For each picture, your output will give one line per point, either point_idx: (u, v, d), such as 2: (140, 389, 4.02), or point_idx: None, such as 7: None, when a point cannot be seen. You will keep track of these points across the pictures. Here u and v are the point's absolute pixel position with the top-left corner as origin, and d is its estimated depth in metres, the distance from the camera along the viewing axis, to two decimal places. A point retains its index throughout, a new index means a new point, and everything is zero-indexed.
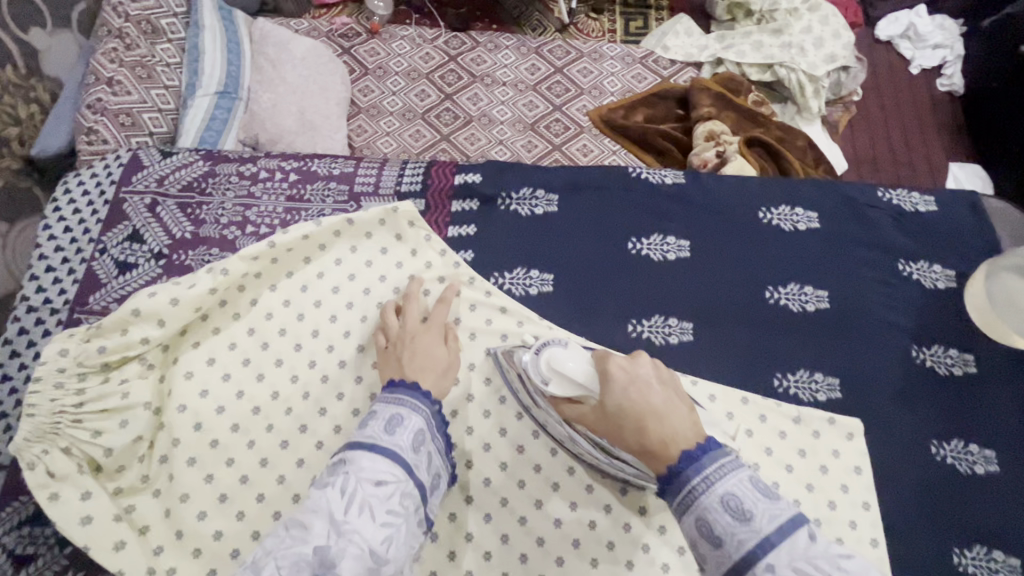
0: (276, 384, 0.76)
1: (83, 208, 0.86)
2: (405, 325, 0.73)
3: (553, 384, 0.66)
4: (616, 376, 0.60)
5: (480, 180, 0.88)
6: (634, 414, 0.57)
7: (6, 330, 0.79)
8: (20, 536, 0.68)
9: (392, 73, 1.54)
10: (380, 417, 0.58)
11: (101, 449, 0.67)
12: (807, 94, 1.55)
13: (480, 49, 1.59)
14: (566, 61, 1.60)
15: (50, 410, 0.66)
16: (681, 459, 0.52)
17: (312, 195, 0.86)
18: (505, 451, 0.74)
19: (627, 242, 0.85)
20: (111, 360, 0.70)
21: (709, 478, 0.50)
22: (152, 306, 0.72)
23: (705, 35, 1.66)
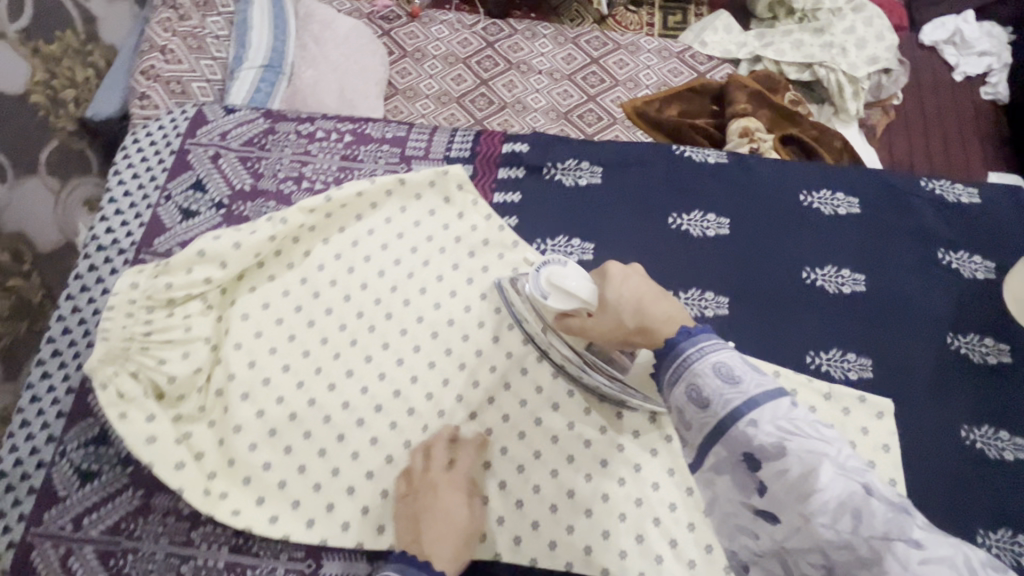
0: (326, 330, 0.80)
1: (150, 156, 0.90)
2: (431, 473, 0.72)
3: (553, 299, 0.70)
4: (615, 275, 0.65)
5: (527, 149, 0.90)
6: (635, 300, 0.63)
7: (78, 266, 0.83)
8: (86, 454, 0.73)
9: (430, 56, 1.57)
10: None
11: (165, 376, 0.71)
12: (846, 95, 1.54)
13: (518, 36, 1.61)
14: (603, 51, 1.60)
15: (121, 336, 0.70)
16: (679, 333, 0.56)
17: (365, 156, 0.90)
18: (541, 407, 0.78)
19: (667, 217, 0.87)
20: (176, 296, 0.74)
21: (704, 347, 0.52)
22: (217, 248, 0.76)
23: (744, 33, 1.65)
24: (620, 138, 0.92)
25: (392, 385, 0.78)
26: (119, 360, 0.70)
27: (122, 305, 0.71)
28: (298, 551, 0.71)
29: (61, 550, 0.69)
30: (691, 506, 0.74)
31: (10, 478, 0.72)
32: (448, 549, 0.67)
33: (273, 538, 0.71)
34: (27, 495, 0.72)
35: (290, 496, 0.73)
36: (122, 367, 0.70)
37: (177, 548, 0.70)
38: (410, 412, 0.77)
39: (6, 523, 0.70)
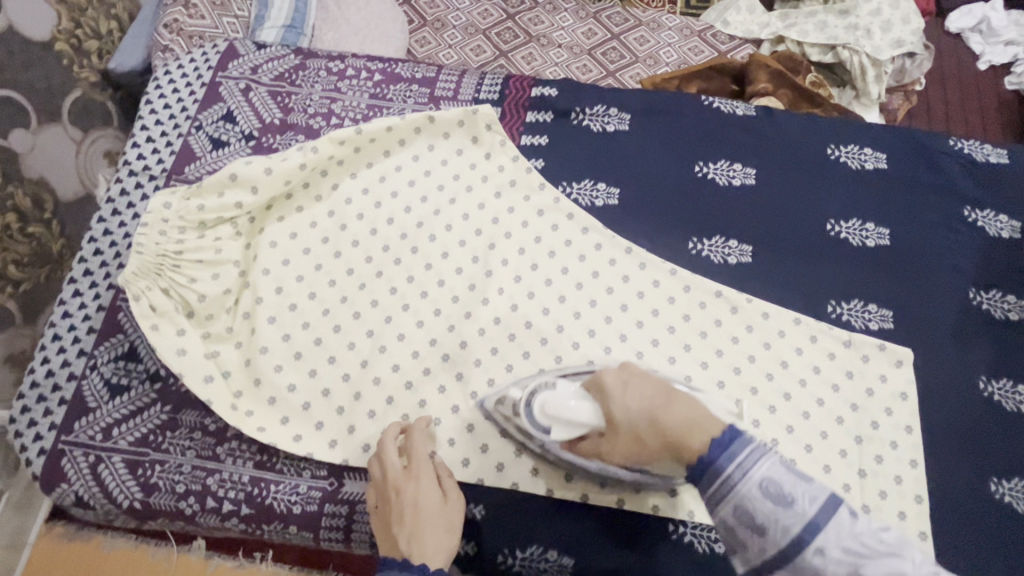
0: (352, 261, 0.80)
1: (182, 87, 0.91)
2: (389, 475, 0.66)
3: (555, 428, 0.64)
4: (613, 388, 0.60)
5: (555, 94, 0.90)
6: (647, 418, 0.57)
7: (110, 190, 0.85)
8: (116, 368, 0.75)
9: (450, 27, 1.59)
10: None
11: (196, 294, 0.73)
12: (868, 78, 1.52)
13: (539, 9, 1.62)
14: (624, 28, 1.60)
15: (155, 252, 0.72)
16: (711, 451, 0.53)
17: (394, 95, 0.90)
18: (562, 346, 0.78)
19: (694, 164, 0.87)
20: (207, 219, 0.75)
21: (743, 465, 0.51)
22: (248, 173, 0.77)
23: (768, 13, 1.64)
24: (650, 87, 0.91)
25: (415, 316, 0.79)
26: (151, 275, 0.71)
27: (156, 223, 0.72)
28: (320, 470, 0.72)
29: (92, 457, 0.71)
30: None
31: (42, 389, 0.74)
32: (432, 541, 0.61)
33: (295, 456, 0.72)
34: (57, 406, 0.73)
35: (314, 418, 0.73)
36: (155, 283, 0.71)
37: (204, 459, 0.71)
38: (432, 343, 0.78)
39: (37, 432, 0.72)
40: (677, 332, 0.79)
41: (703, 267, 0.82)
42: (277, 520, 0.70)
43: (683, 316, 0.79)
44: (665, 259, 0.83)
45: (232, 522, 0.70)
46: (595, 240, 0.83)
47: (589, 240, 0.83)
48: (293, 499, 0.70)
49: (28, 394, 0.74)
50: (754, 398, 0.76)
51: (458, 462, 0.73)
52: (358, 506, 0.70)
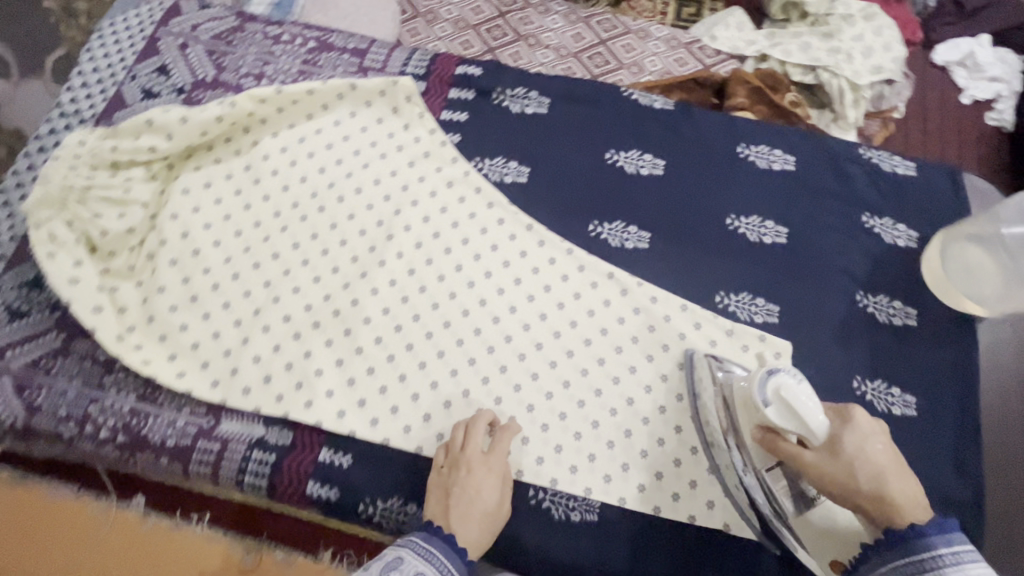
0: (260, 215, 0.83)
1: (123, 39, 0.94)
2: (467, 454, 0.70)
3: (777, 410, 0.60)
4: (862, 424, 0.59)
5: (480, 74, 0.93)
6: (881, 469, 0.57)
7: (40, 129, 0.88)
8: (19, 294, 0.78)
9: (442, 19, 1.66)
10: (387, 562, 0.61)
11: (99, 229, 0.76)
12: (846, 102, 1.54)
13: (530, 10, 1.68)
14: (612, 34, 1.63)
15: (62, 184, 0.75)
16: (930, 522, 0.55)
17: (325, 63, 0.93)
18: (451, 311, 0.80)
19: (606, 151, 0.90)
20: (120, 160, 0.79)
21: (958, 554, 0.54)
22: (164, 119, 0.80)
23: (755, 31, 1.66)
24: (573, 74, 0.94)
25: (313, 272, 0.81)
26: (55, 206, 0.74)
27: (66, 158, 0.76)
28: (199, 407, 0.74)
29: None
30: (582, 418, 0.76)
31: None
32: (476, 532, 0.66)
33: (176, 392, 0.75)
34: None
35: (200, 358, 0.76)
36: (58, 214, 0.75)
37: (87, 387, 0.74)
38: (326, 298, 0.80)
39: None
40: (566, 308, 0.81)
41: (600, 249, 0.85)
42: (150, 450, 0.73)
43: (574, 295, 0.82)
44: (566, 239, 0.85)
45: (108, 450, 0.72)
46: (498, 215, 0.85)
47: (493, 214, 0.85)
48: (168, 432, 0.73)
49: None
50: (631, 377, 0.78)
51: (334, 413, 0.74)
52: (230, 444, 0.73)
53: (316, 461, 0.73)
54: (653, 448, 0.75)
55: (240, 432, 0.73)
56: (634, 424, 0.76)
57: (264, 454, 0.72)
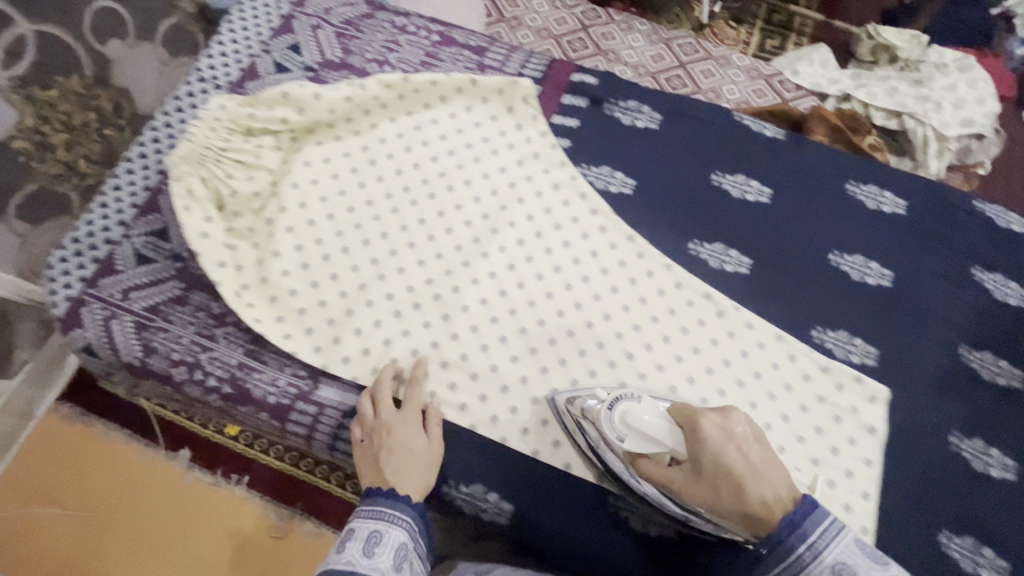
0: (372, 194, 0.86)
1: (261, 13, 0.99)
2: (383, 419, 0.72)
3: (632, 438, 0.66)
4: (708, 436, 0.60)
5: (595, 83, 0.95)
6: (736, 478, 0.58)
7: (178, 89, 0.93)
8: (147, 243, 0.83)
9: (524, 25, 1.74)
10: (368, 536, 0.64)
11: (230, 190, 0.81)
12: (929, 152, 1.49)
13: (613, 26, 1.73)
14: (693, 58, 1.65)
15: (203, 143, 0.80)
16: (782, 526, 0.57)
17: (446, 57, 0.97)
18: (547, 311, 0.81)
19: (711, 173, 0.90)
20: (255, 127, 0.83)
21: (814, 545, 0.56)
22: (299, 94, 0.84)
23: (840, 70, 1.65)
24: (686, 93, 0.95)
25: (418, 255, 0.84)
26: (195, 163, 0.79)
27: (209, 119, 0.81)
28: (301, 370, 0.78)
29: (108, 313, 0.78)
30: None
31: (80, 246, 0.82)
32: (416, 477, 0.70)
33: (282, 352, 0.78)
34: (90, 262, 0.81)
35: (305, 322, 0.80)
36: (195, 170, 0.80)
37: (199, 336, 0.78)
38: (428, 282, 0.82)
39: (67, 282, 0.80)
40: (660, 323, 0.82)
41: (699, 268, 0.85)
42: (253, 405, 0.76)
43: (668, 310, 0.82)
44: (665, 255, 0.86)
45: (214, 398, 0.77)
46: (600, 222, 0.86)
47: (595, 220, 0.86)
48: (270, 389, 0.76)
49: (66, 248, 0.82)
50: (720, 400, 0.78)
51: (426, 394, 0.77)
52: (326, 410, 0.76)
53: None
54: None
55: (339, 401, 0.77)
56: None
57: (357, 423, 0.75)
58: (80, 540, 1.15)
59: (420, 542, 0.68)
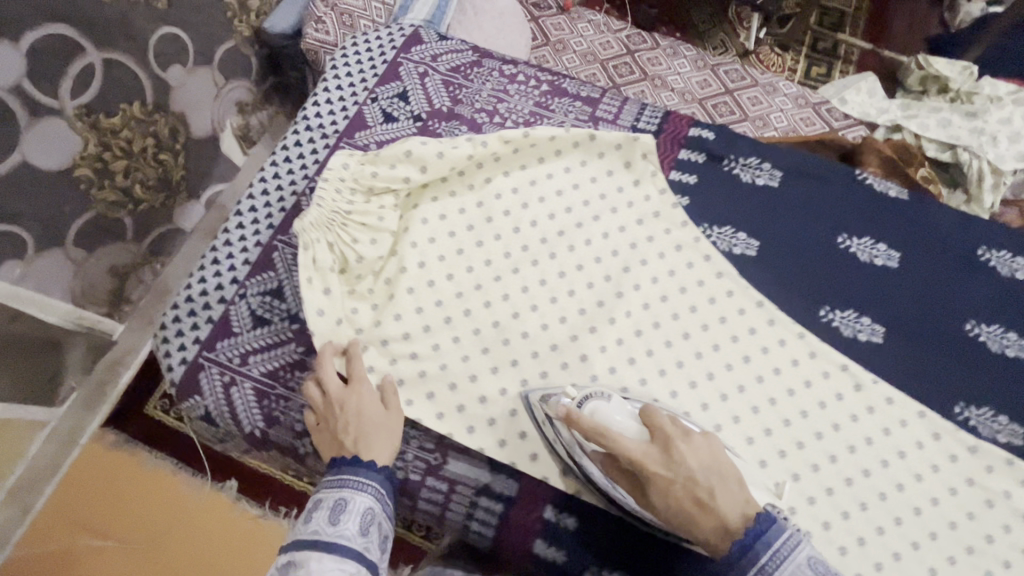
0: (491, 254, 0.83)
1: (365, 60, 0.96)
2: (329, 398, 0.71)
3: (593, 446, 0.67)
4: (666, 460, 0.63)
5: (713, 138, 0.92)
6: (684, 509, 0.62)
7: (286, 138, 0.91)
8: (262, 302, 0.80)
9: (571, 51, 1.78)
10: (333, 505, 0.64)
11: (356, 253, 0.79)
12: (984, 186, 1.41)
13: (658, 51, 1.74)
14: (738, 85, 1.66)
15: (330, 205, 0.78)
16: (733, 552, 0.59)
17: (558, 107, 0.94)
18: (679, 382, 0.79)
19: (838, 236, 0.87)
20: (376, 186, 0.81)
21: (764, 568, 0.57)
22: (422, 152, 0.81)
23: (889, 100, 1.63)
24: (805, 149, 0.92)
25: (542, 320, 0.81)
26: (323, 227, 0.77)
27: (334, 180, 0.78)
28: (427, 442, 0.75)
29: (226, 379, 0.76)
30: (813, 517, 0.74)
31: (194, 305, 0.79)
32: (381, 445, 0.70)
33: (410, 423, 0.75)
34: (205, 323, 0.78)
35: (426, 387, 0.76)
36: (323, 235, 0.77)
37: None
38: (554, 348, 0.79)
39: (182, 343, 0.78)
40: (795, 396, 0.79)
41: (832, 337, 0.82)
42: None
43: (804, 383, 0.79)
44: (797, 322, 0.83)
45: None
46: (727, 286, 0.83)
47: (722, 284, 0.83)
48: (399, 463, 0.74)
49: (181, 306, 0.79)
50: (864, 481, 0.75)
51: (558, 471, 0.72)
52: (458, 486, 0.73)
53: (542, 518, 0.72)
54: (887, 561, 0.72)
55: (468, 476, 0.73)
56: (866, 532, 0.73)
57: (491, 502, 0.73)
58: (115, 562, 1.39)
59: (389, 509, 0.67)
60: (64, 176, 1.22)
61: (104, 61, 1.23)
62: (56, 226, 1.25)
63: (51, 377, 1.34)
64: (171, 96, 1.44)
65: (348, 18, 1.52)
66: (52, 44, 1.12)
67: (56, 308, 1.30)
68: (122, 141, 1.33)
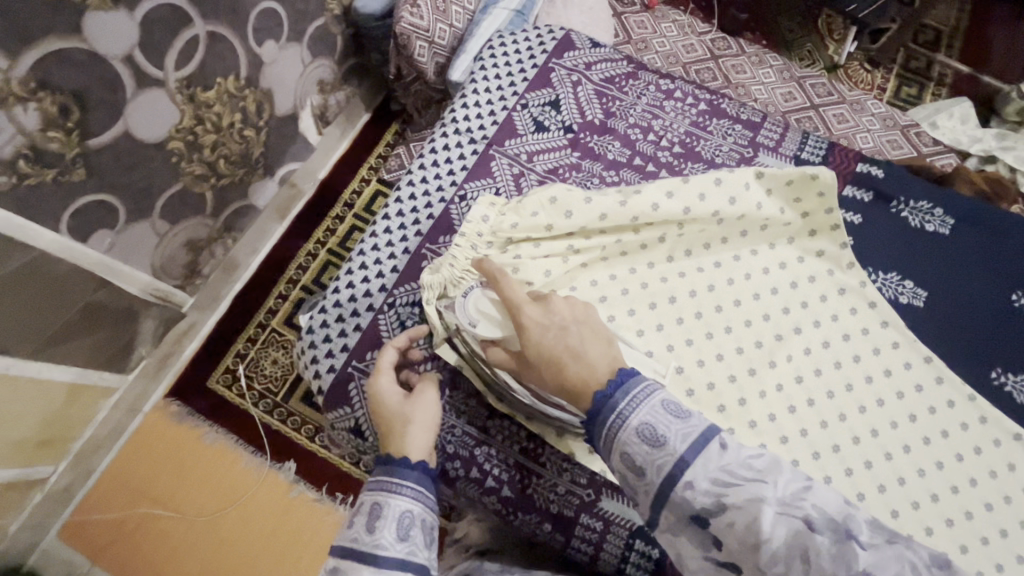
0: (648, 278, 0.79)
1: (513, 64, 0.94)
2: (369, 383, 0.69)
3: (479, 327, 0.68)
4: (541, 313, 0.64)
5: (882, 176, 0.88)
6: (551, 358, 0.61)
7: (434, 142, 0.89)
8: (415, 314, 0.77)
9: (653, 50, 1.64)
10: (370, 510, 0.57)
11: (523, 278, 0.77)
12: None
13: (744, 59, 1.62)
14: (825, 101, 1.52)
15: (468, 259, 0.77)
16: (595, 400, 0.56)
17: (716, 129, 0.89)
18: (841, 435, 0.74)
19: (1013, 292, 0.82)
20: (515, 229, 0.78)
21: (623, 413, 0.53)
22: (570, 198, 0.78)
23: (984, 131, 1.51)
24: (978, 198, 0.88)
25: (698, 355, 0.77)
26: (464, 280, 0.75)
27: (472, 235, 0.78)
28: (581, 478, 0.71)
29: None
30: None
31: (341, 311, 0.78)
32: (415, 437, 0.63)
33: (561, 454, 0.72)
34: (352, 331, 0.76)
35: None
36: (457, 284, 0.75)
37: (473, 429, 0.73)
38: (710, 387, 0.75)
39: (330, 350, 0.76)
40: (965, 462, 0.74)
41: (1004, 402, 0.77)
42: (533, 513, 0.72)
43: (974, 448, 0.74)
44: (967, 383, 0.78)
45: (490, 499, 0.73)
46: (894, 337, 0.79)
47: (888, 335, 0.79)
48: (553, 497, 0.71)
49: (328, 311, 0.78)
50: None
51: None
52: (612, 527, 0.70)
53: None
54: None
55: (622, 515, 0.70)
56: None
57: (647, 546, 0.69)
58: (187, 539, 1.37)
59: (430, 506, 0.60)
60: (160, 149, 1.15)
61: (209, 34, 1.15)
62: (145, 197, 1.19)
63: (127, 343, 1.33)
64: (261, 71, 1.33)
65: (442, 5, 1.41)
66: (165, 14, 1.04)
67: (137, 280, 1.26)
68: (214, 116, 1.24)
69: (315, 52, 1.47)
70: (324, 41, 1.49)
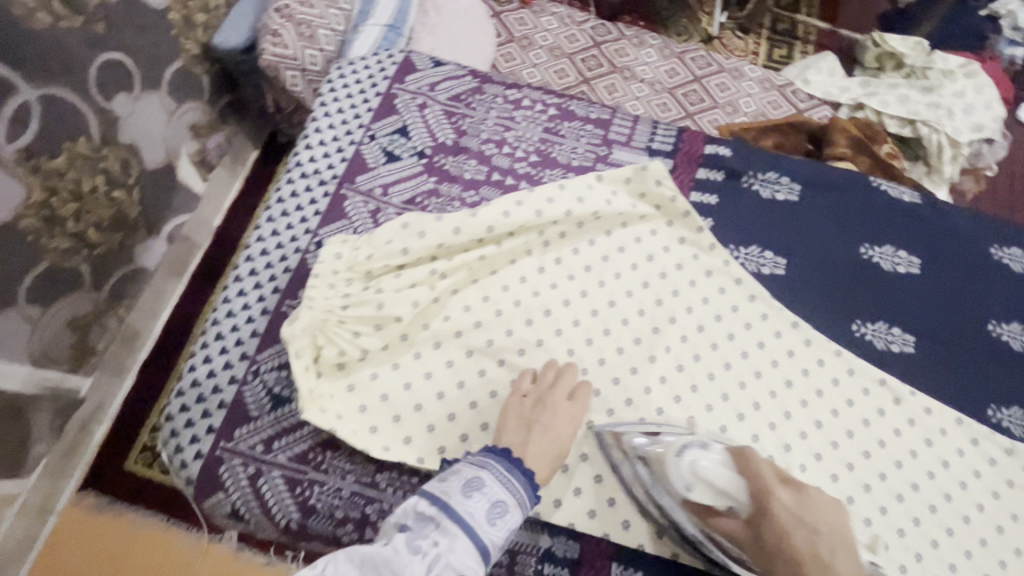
0: (518, 295, 0.78)
1: (356, 96, 0.91)
2: (553, 396, 0.69)
3: (696, 494, 0.66)
4: (793, 510, 0.61)
5: (729, 155, 0.91)
6: (794, 563, 0.59)
7: (281, 189, 0.84)
8: (282, 378, 0.72)
9: (537, 46, 1.60)
10: (495, 502, 0.59)
11: (391, 316, 0.74)
12: (944, 157, 1.40)
13: (626, 42, 1.61)
14: (705, 73, 1.55)
15: (323, 305, 0.72)
16: None
17: (568, 132, 0.91)
18: (726, 415, 0.76)
19: (860, 246, 0.88)
20: (374, 268, 0.75)
21: None
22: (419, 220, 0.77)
23: (848, 80, 1.58)
24: (818, 161, 0.93)
25: (580, 363, 0.76)
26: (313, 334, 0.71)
27: (328, 273, 0.73)
28: None
29: (251, 469, 0.69)
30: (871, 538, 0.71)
31: (202, 389, 0.72)
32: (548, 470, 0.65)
33: None
34: (217, 409, 0.71)
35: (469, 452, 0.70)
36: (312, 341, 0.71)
37: (362, 488, 0.69)
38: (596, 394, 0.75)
39: (194, 434, 0.71)
40: (841, 416, 0.77)
41: (866, 350, 0.82)
42: None
43: (846, 401, 0.78)
44: (832, 339, 0.82)
45: None
46: (762, 309, 0.82)
47: (756, 308, 0.82)
48: None
49: (187, 392, 0.73)
50: (915, 494, 0.74)
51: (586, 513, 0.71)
52: (519, 555, 0.70)
53: None
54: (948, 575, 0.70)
55: (527, 542, 0.70)
56: (923, 546, 0.71)
57: (556, 568, 0.69)
58: None
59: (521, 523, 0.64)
60: (8, 233, 0.98)
61: (40, 99, 0.98)
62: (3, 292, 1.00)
63: (18, 447, 1.09)
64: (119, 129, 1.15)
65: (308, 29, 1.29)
66: None
67: (12, 376, 1.04)
68: (70, 184, 1.07)
69: (178, 96, 1.29)
70: (189, 84, 1.31)
